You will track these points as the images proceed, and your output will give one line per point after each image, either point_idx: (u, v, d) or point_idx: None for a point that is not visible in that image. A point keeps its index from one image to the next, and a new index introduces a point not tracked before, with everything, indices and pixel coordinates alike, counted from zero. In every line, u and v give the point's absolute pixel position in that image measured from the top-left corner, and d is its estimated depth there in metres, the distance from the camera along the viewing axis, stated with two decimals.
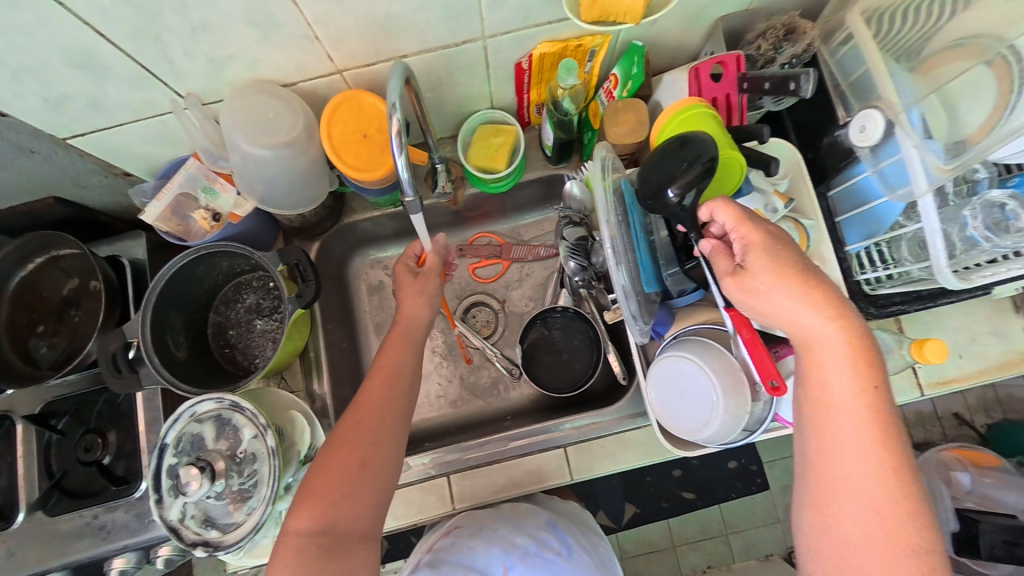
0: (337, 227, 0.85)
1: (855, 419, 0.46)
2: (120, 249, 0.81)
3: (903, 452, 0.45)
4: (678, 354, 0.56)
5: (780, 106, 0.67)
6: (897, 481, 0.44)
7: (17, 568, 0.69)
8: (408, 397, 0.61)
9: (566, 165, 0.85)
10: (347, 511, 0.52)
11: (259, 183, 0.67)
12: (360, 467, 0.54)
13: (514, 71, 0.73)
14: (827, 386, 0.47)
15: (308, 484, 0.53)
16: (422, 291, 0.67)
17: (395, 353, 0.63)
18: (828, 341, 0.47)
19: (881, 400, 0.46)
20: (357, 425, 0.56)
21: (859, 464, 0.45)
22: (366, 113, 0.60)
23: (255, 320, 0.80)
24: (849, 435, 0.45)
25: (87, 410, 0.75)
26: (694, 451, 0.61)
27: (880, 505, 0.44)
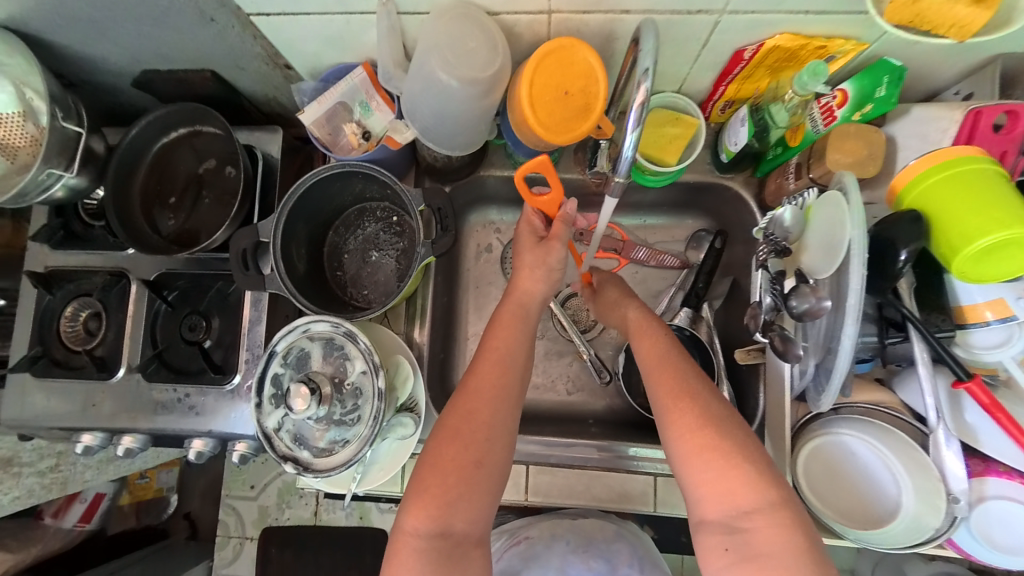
0: (471, 178, 0.80)
1: (658, 369, 0.54)
2: (256, 141, 0.80)
3: (702, 384, 0.52)
4: (866, 440, 0.55)
5: None
6: (714, 413, 0.50)
7: (110, 419, 0.73)
8: (518, 384, 0.56)
9: (732, 177, 0.76)
10: (462, 515, 0.50)
11: (429, 115, 0.61)
12: (475, 468, 0.51)
13: (729, 57, 0.63)
14: (652, 353, 0.56)
15: (419, 481, 0.51)
16: (541, 262, 0.61)
17: (503, 332, 0.58)
18: (637, 324, 0.61)
19: (670, 351, 0.56)
20: (468, 416, 0.53)
21: (677, 411, 0.51)
22: (577, 70, 0.53)
23: (371, 252, 0.77)
24: (664, 387, 0.53)
25: (198, 292, 0.75)
26: (829, 538, 0.57)
27: (712, 445, 0.48)
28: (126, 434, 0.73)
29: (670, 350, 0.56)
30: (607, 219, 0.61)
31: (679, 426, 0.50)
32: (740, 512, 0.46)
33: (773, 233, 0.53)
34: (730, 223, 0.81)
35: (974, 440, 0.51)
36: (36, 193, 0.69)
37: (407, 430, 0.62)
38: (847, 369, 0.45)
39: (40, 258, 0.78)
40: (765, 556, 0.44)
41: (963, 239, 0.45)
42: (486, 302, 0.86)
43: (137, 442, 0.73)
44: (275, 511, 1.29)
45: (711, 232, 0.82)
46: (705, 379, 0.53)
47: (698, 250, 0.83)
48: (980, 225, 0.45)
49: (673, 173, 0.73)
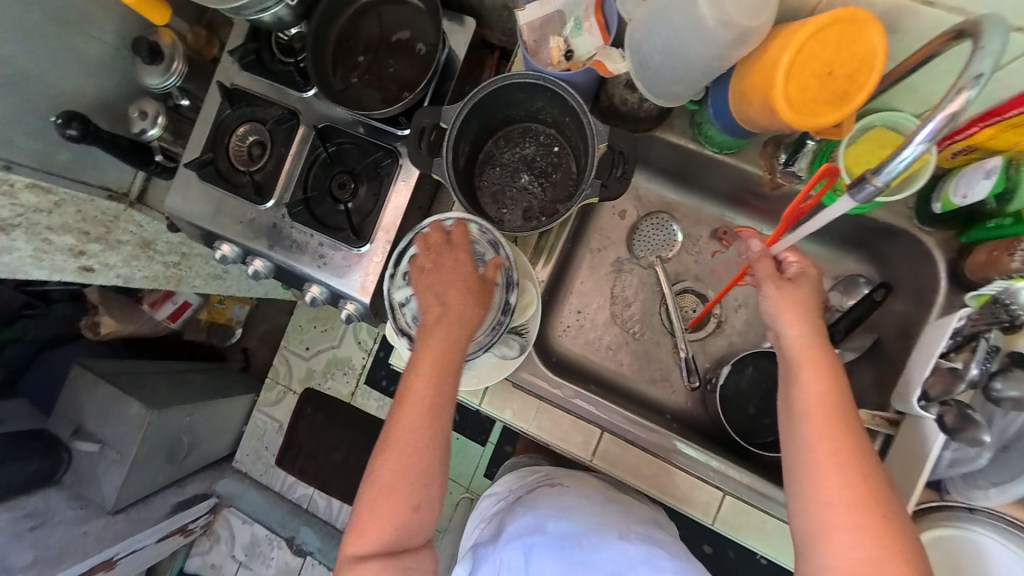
0: (643, 134, 0.75)
1: (827, 429, 0.48)
2: (449, 27, 0.79)
3: (872, 461, 0.47)
4: (1006, 546, 0.57)
5: None
6: (881, 497, 0.45)
7: (249, 238, 0.79)
8: (445, 424, 0.55)
9: (931, 232, 0.67)
10: (408, 533, 0.53)
11: (655, 53, 0.57)
12: (411, 496, 0.53)
13: (1014, 97, 0.53)
14: (826, 407, 0.49)
15: (360, 516, 0.54)
16: (806, 300, 0.54)
17: (427, 377, 0.55)
18: (811, 356, 0.51)
19: (840, 408, 0.49)
20: (402, 466, 0.53)
21: (840, 481, 0.46)
22: (858, 51, 0.46)
23: (522, 173, 0.76)
24: (831, 451, 0.47)
25: (355, 153, 0.78)
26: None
27: (873, 530, 0.44)
28: (256, 257, 0.80)
29: (848, 414, 0.49)
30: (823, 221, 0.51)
31: (823, 496, 0.46)
32: None
33: (1012, 305, 0.55)
34: (896, 279, 0.73)
35: None
36: (254, 10, 0.72)
37: (510, 351, 0.66)
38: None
39: (228, 74, 0.83)
40: None
41: None
42: (602, 265, 0.85)
43: (264, 268, 0.80)
44: (322, 376, 1.40)
45: (871, 282, 0.76)
46: (874, 459, 0.47)
47: (845, 295, 0.78)
48: None
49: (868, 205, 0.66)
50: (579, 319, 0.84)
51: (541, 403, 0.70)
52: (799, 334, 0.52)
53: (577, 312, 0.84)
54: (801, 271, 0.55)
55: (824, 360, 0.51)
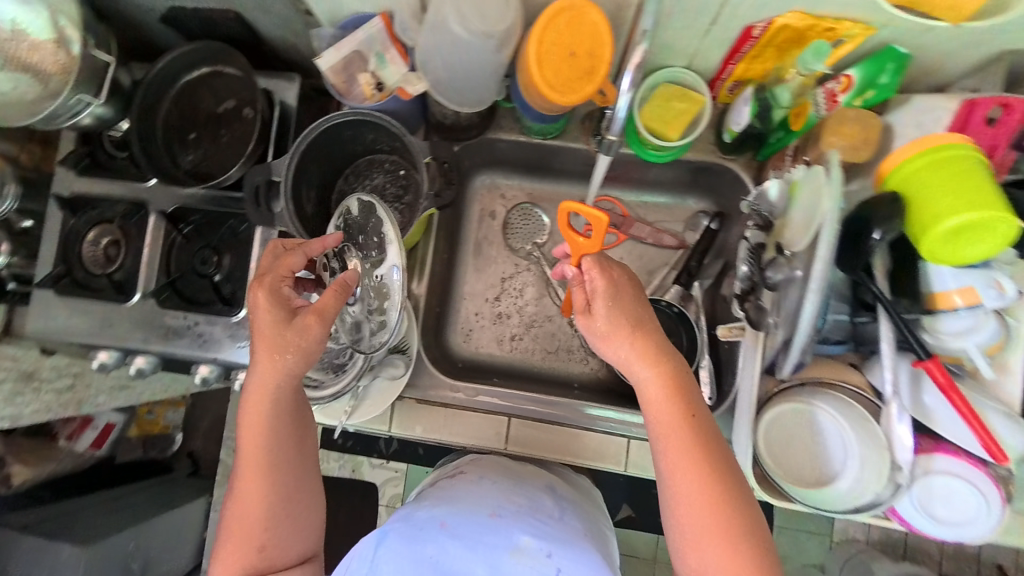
0: (479, 138, 0.82)
1: (681, 462, 0.52)
2: (274, 86, 0.82)
3: (727, 481, 0.51)
4: (818, 408, 0.58)
5: None
6: (737, 517, 0.50)
7: (124, 339, 0.78)
8: (286, 447, 0.60)
9: (735, 158, 0.77)
10: (272, 554, 0.59)
11: (441, 67, 0.64)
12: (264, 524, 0.58)
13: (739, 35, 0.64)
14: (676, 429, 0.53)
15: (222, 546, 0.58)
16: (641, 325, 0.55)
17: (255, 418, 0.58)
18: (660, 386, 0.54)
19: (692, 433, 0.53)
20: (248, 500, 0.58)
21: (700, 512, 0.51)
22: (585, 30, 0.54)
23: (376, 202, 0.80)
24: (683, 469, 0.52)
25: (212, 226, 0.79)
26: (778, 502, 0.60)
27: (726, 546, 0.50)
28: (139, 354, 0.78)
29: (703, 438, 0.52)
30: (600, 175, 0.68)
31: (689, 523, 0.51)
32: None
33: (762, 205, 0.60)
34: (729, 206, 0.83)
35: (930, 420, 0.53)
36: (65, 117, 0.72)
37: (396, 370, 0.70)
38: (806, 333, 0.49)
39: (65, 183, 0.82)
40: None
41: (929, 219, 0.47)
42: (486, 264, 0.89)
43: (149, 363, 0.77)
44: None
45: (709, 214, 0.85)
46: (729, 477, 0.52)
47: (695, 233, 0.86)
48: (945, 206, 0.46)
49: (677, 149, 0.75)
50: (478, 320, 0.87)
51: (449, 411, 0.73)
52: (646, 370, 0.55)
53: (474, 314, 0.87)
54: (612, 326, 0.54)
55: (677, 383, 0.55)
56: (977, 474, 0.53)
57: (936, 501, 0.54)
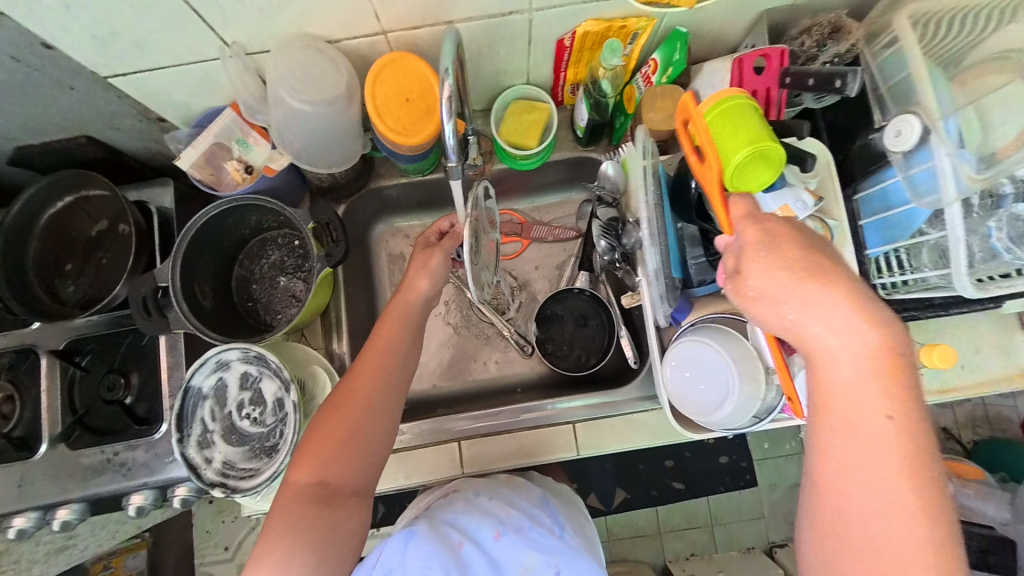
0: (364, 191, 0.85)
1: (860, 440, 0.43)
2: (146, 195, 0.82)
3: (891, 450, 0.42)
4: (699, 340, 0.59)
5: (821, 102, 0.67)
6: (913, 490, 0.42)
7: (38, 496, 0.72)
8: (388, 378, 0.64)
9: (594, 148, 0.86)
10: (344, 471, 0.60)
11: (297, 139, 0.68)
12: (348, 438, 0.60)
13: (555, 47, 0.73)
14: (856, 400, 0.43)
15: (303, 444, 0.60)
16: (836, 292, 0.44)
17: (388, 330, 0.65)
18: (867, 353, 0.43)
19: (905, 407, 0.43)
20: (350, 398, 0.62)
21: (867, 489, 0.42)
22: (411, 77, 0.60)
23: (278, 277, 0.81)
24: (876, 449, 0.42)
25: (111, 350, 0.76)
26: (703, 435, 0.64)
27: (910, 523, 0.41)
28: (60, 507, 0.72)
29: (914, 413, 0.43)
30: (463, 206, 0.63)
31: (840, 505, 0.44)
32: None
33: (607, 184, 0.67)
34: None
35: None
36: None
37: None
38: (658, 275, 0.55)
39: None
40: None
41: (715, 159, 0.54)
42: None
43: (74, 513, 0.72)
44: None
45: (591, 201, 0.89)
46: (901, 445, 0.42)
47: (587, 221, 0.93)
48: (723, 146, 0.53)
49: (541, 153, 0.82)
50: None
51: (399, 455, 0.74)
52: (840, 343, 0.43)
53: None
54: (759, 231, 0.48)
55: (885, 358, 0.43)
56: None
57: None
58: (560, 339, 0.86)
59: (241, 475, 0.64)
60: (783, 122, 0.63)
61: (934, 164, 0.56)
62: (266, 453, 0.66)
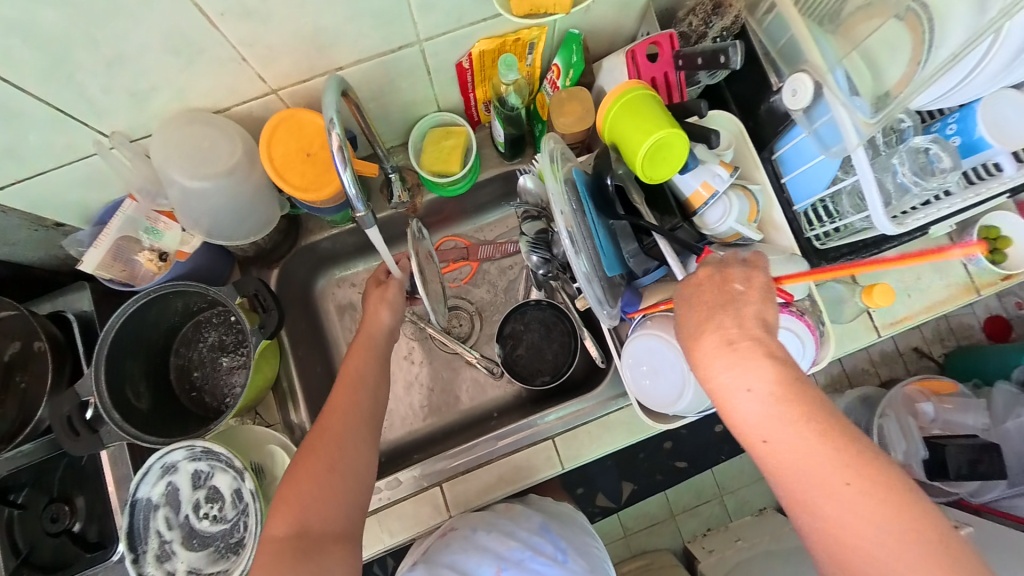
0: (295, 250, 0.82)
1: (828, 489, 0.41)
2: (61, 303, 0.76)
3: (864, 486, 0.41)
4: (647, 332, 0.60)
5: (715, 78, 0.67)
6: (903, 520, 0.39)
7: None
8: (366, 404, 0.60)
9: (521, 160, 0.85)
10: (323, 513, 0.53)
11: (203, 216, 0.64)
12: (329, 472, 0.54)
13: (456, 71, 0.72)
14: (803, 449, 0.43)
15: (280, 491, 0.54)
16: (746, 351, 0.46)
17: (358, 359, 0.62)
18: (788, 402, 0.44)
19: (849, 437, 0.42)
20: (324, 431, 0.57)
21: (860, 537, 0.40)
22: (306, 131, 0.58)
23: (220, 357, 0.76)
24: (843, 498, 0.41)
25: (48, 478, 0.70)
26: (673, 423, 0.64)
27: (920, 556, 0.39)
28: None
29: (859, 449, 0.42)
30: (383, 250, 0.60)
31: (849, 561, 0.41)
32: None
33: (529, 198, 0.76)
34: None
35: None
36: None
37: None
38: (587, 280, 0.55)
39: None
40: None
41: (627, 147, 0.54)
42: None
43: None
44: None
45: None
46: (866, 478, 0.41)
47: None
48: (633, 135, 0.53)
49: (467, 177, 0.80)
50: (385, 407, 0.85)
51: (380, 514, 0.71)
52: (767, 401, 0.44)
53: None
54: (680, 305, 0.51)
55: (796, 398, 0.44)
56: (789, 318, 0.58)
57: None
58: (527, 354, 0.84)
59: None
60: (684, 103, 0.63)
61: (833, 116, 0.58)
62: (232, 551, 0.59)
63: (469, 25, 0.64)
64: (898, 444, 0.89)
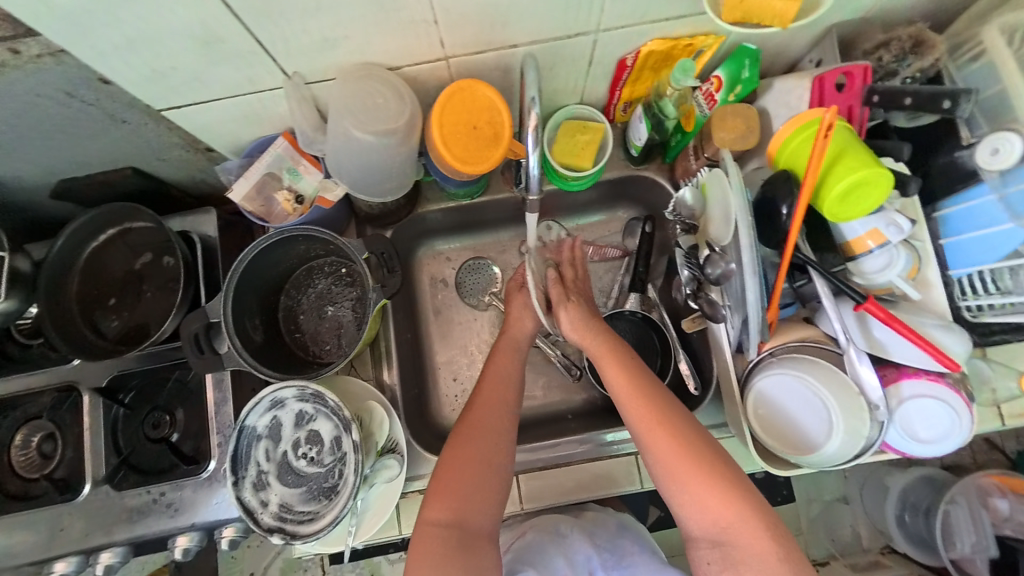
0: (410, 217, 0.83)
1: (632, 402, 0.59)
2: (189, 224, 0.80)
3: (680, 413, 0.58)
4: (793, 373, 0.56)
5: (912, 122, 0.65)
6: (667, 422, 0.57)
7: (82, 539, 0.69)
8: (512, 404, 0.63)
9: (647, 167, 0.84)
10: (476, 508, 0.56)
11: (354, 170, 0.67)
12: (486, 467, 0.57)
13: (615, 67, 0.71)
14: (612, 368, 0.63)
15: (435, 480, 0.57)
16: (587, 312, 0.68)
17: (503, 361, 0.67)
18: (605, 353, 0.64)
19: (633, 371, 0.62)
20: (477, 425, 0.60)
21: (668, 446, 0.56)
22: (478, 104, 0.60)
23: (326, 306, 0.78)
24: (634, 396, 0.60)
25: (155, 387, 0.73)
26: (786, 473, 0.59)
27: (692, 468, 0.54)
28: (102, 551, 0.68)
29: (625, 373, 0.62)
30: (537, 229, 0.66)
31: (662, 459, 0.56)
32: (723, 529, 0.53)
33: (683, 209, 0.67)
34: (656, 209, 0.87)
35: (884, 352, 0.55)
36: None
37: (392, 472, 0.64)
38: (758, 316, 0.51)
39: None
40: (742, 558, 0.51)
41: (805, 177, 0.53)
42: (451, 327, 0.87)
43: (117, 556, 0.68)
44: None
45: (641, 219, 0.88)
46: (653, 395, 0.59)
47: (634, 238, 0.89)
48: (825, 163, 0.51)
49: (594, 174, 0.79)
50: (460, 385, 0.84)
51: None
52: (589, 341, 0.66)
53: (454, 381, 0.84)
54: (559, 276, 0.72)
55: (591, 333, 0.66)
56: (941, 389, 0.54)
57: (915, 420, 0.55)
58: None
59: (299, 519, 0.60)
60: (880, 142, 0.61)
61: None
62: (325, 495, 0.61)
63: (651, 22, 0.62)
64: (966, 534, 0.79)
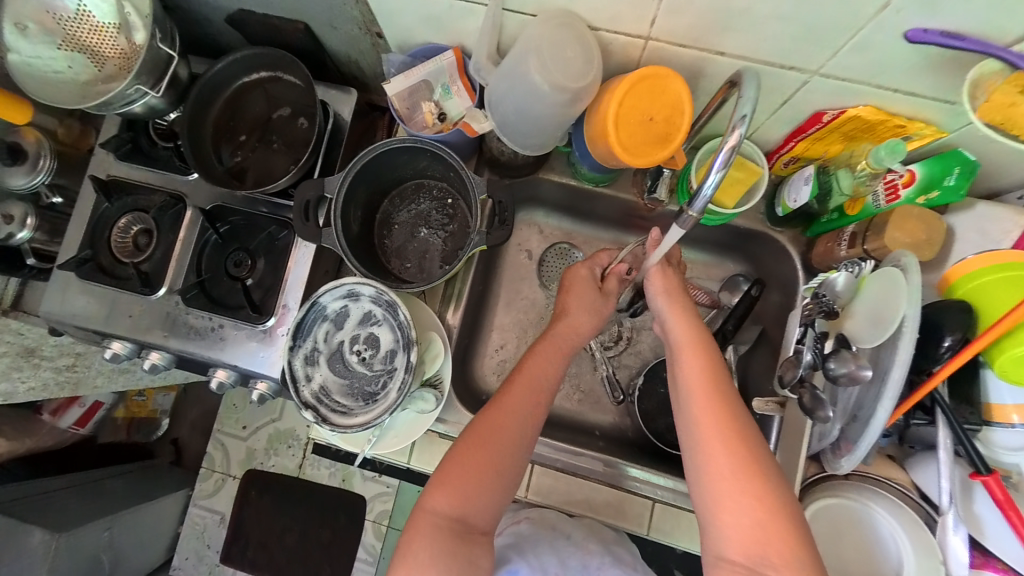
0: (529, 177, 0.81)
1: (700, 395, 0.57)
2: (330, 98, 0.81)
3: (747, 428, 0.54)
4: (878, 508, 0.59)
5: None
6: (737, 428, 0.54)
7: (142, 333, 0.75)
8: (532, 426, 0.60)
9: (781, 231, 0.77)
10: (480, 506, 0.57)
11: (510, 110, 0.66)
12: (495, 471, 0.57)
13: (807, 117, 0.65)
14: (691, 360, 0.60)
15: (445, 467, 0.58)
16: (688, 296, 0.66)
17: (545, 359, 0.64)
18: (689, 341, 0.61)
19: (712, 368, 0.59)
20: (497, 427, 0.58)
21: (722, 453, 0.53)
22: (664, 99, 0.58)
23: (420, 228, 0.79)
24: (703, 392, 0.57)
25: (249, 231, 0.77)
26: None
27: (750, 489, 0.50)
28: (153, 350, 0.76)
29: (705, 366, 0.59)
30: (667, 246, 0.64)
31: (712, 463, 0.53)
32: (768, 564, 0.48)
33: (825, 294, 0.59)
34: (768, 275, 0.82)
35: (979, 532, 0.55)
36: (118, 104, 0.70)
37: (426, 406, 0.67)
38: (873, 435, 0.50)
39: (103, 166, 0.80)
40: None
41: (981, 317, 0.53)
42: (519, 298, 0.86)
43: (163, 359, 0.76)
44: (263, 454, 1.21)
45: (748, 279, 0.83)
46: (727, 397, 0.56)
47: (732, 293, 0.84)
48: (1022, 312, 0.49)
49: (727, 216, 0.73)
50: (503, 354, 0.84)
51: None
52: (680, 325, 0.64)
53: (499, 348, 0.84)
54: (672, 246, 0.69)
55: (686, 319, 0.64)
56: None
57: None
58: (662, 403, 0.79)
59: (333, 408, 0.62)
60: None
61: None
62: (363, 397, 0.63)
63: (877, 87, 0.56)
64: None
